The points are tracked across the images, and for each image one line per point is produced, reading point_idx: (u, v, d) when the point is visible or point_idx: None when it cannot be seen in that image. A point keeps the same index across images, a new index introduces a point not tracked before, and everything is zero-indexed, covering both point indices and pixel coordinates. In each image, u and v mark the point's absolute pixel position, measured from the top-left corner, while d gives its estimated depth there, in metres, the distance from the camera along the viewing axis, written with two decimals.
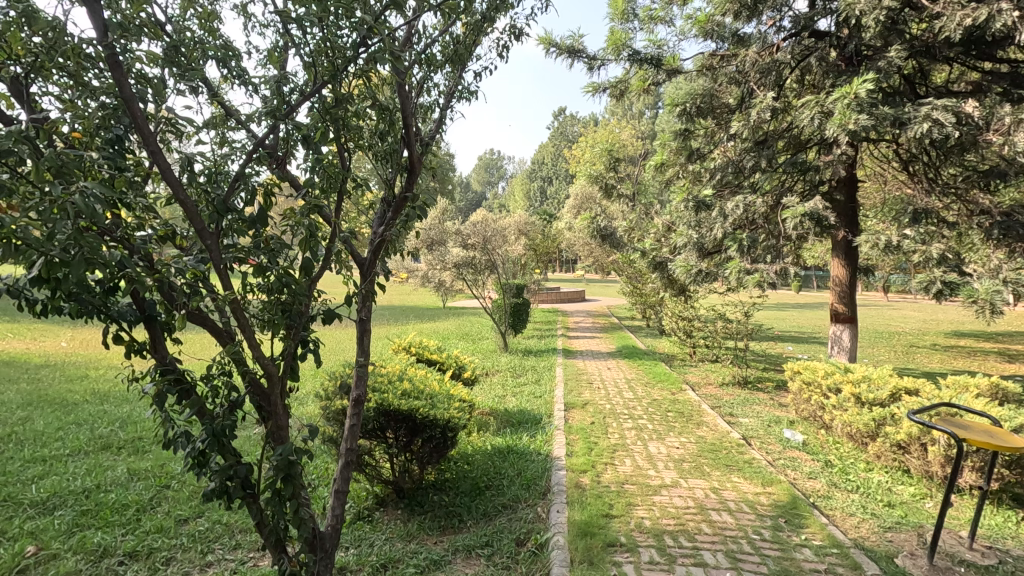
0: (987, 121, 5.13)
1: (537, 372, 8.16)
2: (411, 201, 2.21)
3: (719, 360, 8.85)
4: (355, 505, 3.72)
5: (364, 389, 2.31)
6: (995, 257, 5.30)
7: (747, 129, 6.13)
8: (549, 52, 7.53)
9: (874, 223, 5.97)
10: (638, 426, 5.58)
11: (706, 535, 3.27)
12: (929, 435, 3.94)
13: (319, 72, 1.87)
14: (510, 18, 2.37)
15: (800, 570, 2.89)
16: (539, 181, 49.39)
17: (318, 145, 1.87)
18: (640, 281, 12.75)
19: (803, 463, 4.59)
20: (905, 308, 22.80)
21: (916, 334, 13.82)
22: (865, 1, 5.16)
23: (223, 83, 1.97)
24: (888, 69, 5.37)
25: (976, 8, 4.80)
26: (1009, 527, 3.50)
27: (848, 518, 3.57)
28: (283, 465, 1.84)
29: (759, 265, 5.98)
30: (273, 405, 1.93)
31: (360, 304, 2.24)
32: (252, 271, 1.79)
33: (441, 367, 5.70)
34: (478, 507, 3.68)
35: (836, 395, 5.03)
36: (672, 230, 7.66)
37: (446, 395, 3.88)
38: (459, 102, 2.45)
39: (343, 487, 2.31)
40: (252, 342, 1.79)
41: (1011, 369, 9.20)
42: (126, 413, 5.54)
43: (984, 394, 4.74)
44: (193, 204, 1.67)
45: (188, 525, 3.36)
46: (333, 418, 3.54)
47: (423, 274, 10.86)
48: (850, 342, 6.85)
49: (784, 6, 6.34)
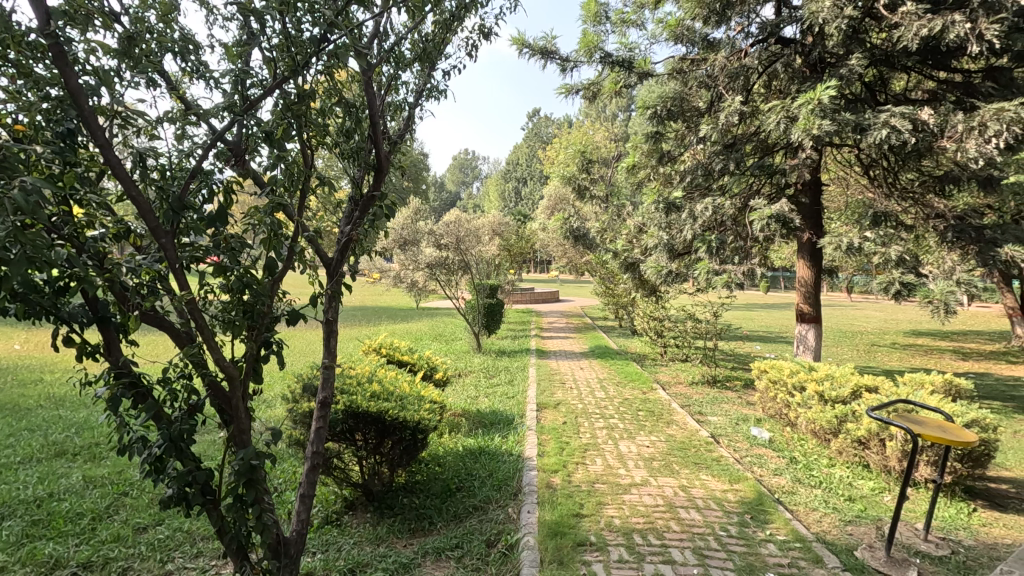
0: (941, 128, 5.33)
1: (510, 373, 8.17)
2: (378, 200, 2.18)
3: (689, 360, 8.99)
4: (324, 509, 3.65)
5: (330, 391, 2.26)
6: (949, 258, 5.53)
7: (716, 132, 6.27)
8: (523, 53, 7.56)
9: (837, 225, 6.13)
10: (609, 425, 5.61)
11: (675, 533, 3.31)
12: (888, 431, 4.08)
13: (282, 67, 1.82)
14: (479, 17, 2.37)
15: (764, 565, 2.95)
16: (514, 182, 49.49)
17: (281, 142, 1.82)
18: (612, 282, 12.84)
19: (769, 460, 4.70)
20: (867, 308, 23.51)
21: (878, 334, 14.23)
22: (827, 10, 5.30)
23: (183, 78, 1.90)
24: (850, 76, 5.52)
25: (932, 19, 4.98)
26: (962, 519, 3.64)
27: (811, 513, 3.67)
28: (245, 470, 1.79)
29: (727, 266, 6.11)
30: (235, 408, 1.88)
31: (327, 303, 2.20)
32: (212, 270, 1.74)
33: (412, 368, 5.66)
34: (449, 509, 3.66)
35: (800, 394, 5.16)
36: (643, 231, 7.77)
37: (417, 396, 3.85)
38: (428, 101, 2.42)
39: (309, 491, 2.26)
40: (212, 344, 1.73)
41: (965, 367, 9.58)
42: (82, 418, 5.34)
43: (938, 391, 4.92)
44: (147, 202, 1.60)
45: (147, 534, 3.25)
46: (301, 420, 3.49)
47: (396, 274, 10.74)
48: (815, 342, 7.02)
49: (752, 12, 6.51)
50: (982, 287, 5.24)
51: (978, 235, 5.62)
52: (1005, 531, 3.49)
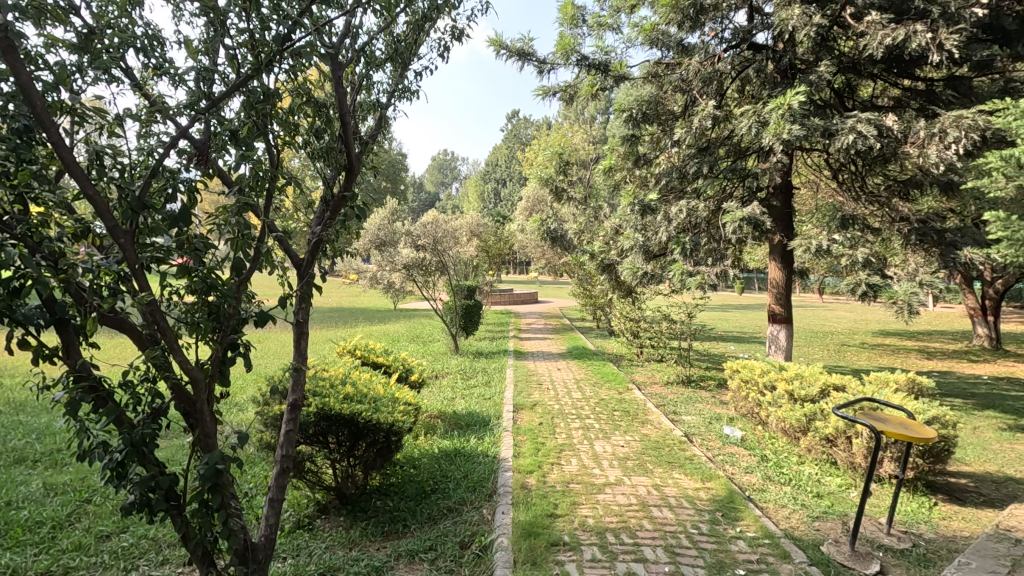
0: (905, 134, 5.49)
1: (487, 374, 8.17)
2: (349, 201, 2.15)
3: (664, 360, 9.11)
4: (295, 513, 3.61)
5: (301, 393, 2.22)
6: (913, 261, 5.70)
7: (690, 135, 6.37)
8: (500, 54, 7.58)
9: (808, 227, 6.27)
10: (585, 425, 5.65)
11: (647, 531, 3.35)
12: (854, 428, 4.19)
13: (248, 65, 1.78)
14: (451, 18, 2.36)
15: (733, 561, 3.00)
16: (493, 183, 49.56)
17: (248, 141, 1.79)
18: (589, 283, 12.93)
19: (741, 458, 4.78)
20: (838, 309, 24.10)
21: (848, 334, 14.59)
22: (797, 18, 5.45)
23: (147, 76, 1.86)
24: (819, 82, 5.67)
25: (895, 29, 5.13)
26: (923, 512, 3.77)
27: (780, 510, 3.75)
28: (210, 475, 1.73)
29: (701, 267, 6.20)
30: (200, 412, 1.83)
31: (297, 305, 2.16)
32: (175, 271, 1.69)
33: (387, 370, 5.62)
34: (423, 510, 3.64)
35: (771, 393, 5.27)
36: (619, 233, 7.86)
37: (391, 398, 3.81)
38: (401, 102, 2.40)
39: (278, 495, 2.21)
40: (176, 346, 1.69)
41: (929, 366, 9.88)
42: (43, 424, 5.17)
43: (902, 389, 5.07)
44: (105, 201, 1.55)
45: (110, 542, 3.17)
46: (272, 423, 3.43)
47: (372, 275, 10.65)
48: (786, 342, 7.15)
49: (725, 18, 6.54)
50: (944, 288, 5.42)
51: (939, 237, 5.83)
52: (963, 524, 3.62)
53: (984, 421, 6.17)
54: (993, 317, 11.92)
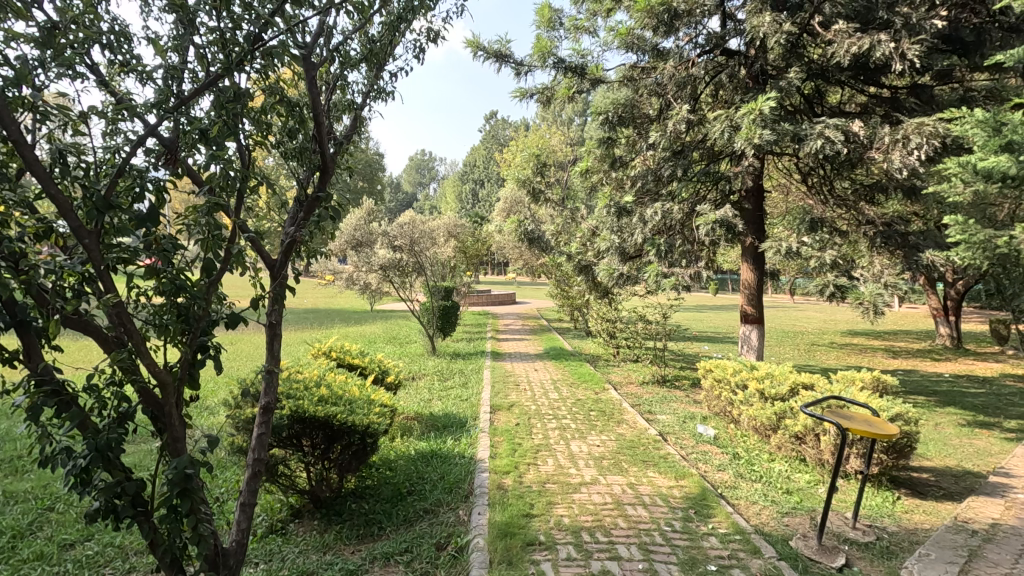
0: (870, 139, 5.67)
1: (464, 375, 8.15)
2: (323, 201, 2.13)
3: (639, 360, 9.22)
4: (268, 517, 3.56)
5: (273, 396, 2.18)
6: (879, 263, 5.87)
7: (664, 138, 6.46)
8: (477, 56, 7.58)
9: (779, 230, 6.42)
10: (561, 425, 5.69)
11: (622, 529, 3.39)
12: (821, 426, 4.31)
13: (217, 63, 1.75)
14: (427, 20, 2.37)
15: (705, 558, 3.06)
16: (471, 184, 49.44)
17: (218, 141, 1.74)
18: (566, 284, 13.00)
19: (714, 456, 4.88)
20: (809, 309, 24.69)
21: (817, 334, 14.96)
22: (767, 25, 5.59)
23: (114, 72, 1.81)
24: (789, 88, 5.80)
25: (861, 38, 5.29)
26: (887, 507, 3.89)
27: (751, 507, 3.83)
28: (178, 480, 1.69)
29: (675, 269, 6.31)
30: (168, 416, 1.79)
31: (269, 307, 2.12)
32: (142, 272, 1.65)
33: (363, 372, 5.57)
34: (399, 513, 3.62)
35: (743, 392, 5.37)
36: (596, 234, 7.95)
37: (366, 399, 3.79)
38: (376, 103, 2.39)
39: (250, 500, 2.17)
40: (143, 348, 1.64)
41: (895, 365, 10.18)
42: (2, 431, 4.99)
43: (867, 387, 5.23)
44: (68, 200, 1.51)
45: (74, 550, 3.08)
46: (244, 427, 3.38)
47: (348, 275, 10.55)
48: (758, 342, 7.29)
49: (699, 24, 6.62)
50: (907, 289, 5.59)
51: (903, 240, 6.03)
52: (925, 517, 3.75)
53: (945, 417, 6.39)
54: (954, 317, 12.33)
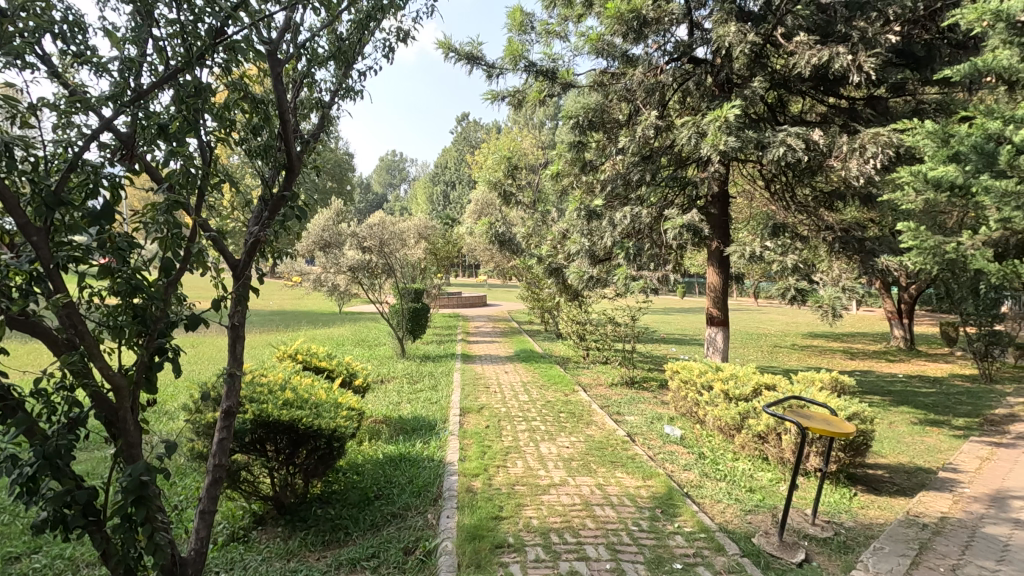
0: (829, 148, 5.86)
1: (434, 378, 8.10)
2: (289, 201, 2.08)
3: (609, 361, 9.32)
4: (230, 525, 3.46)
5: (235, 400, 2.12)
6: (837, 267, 6.07)
7: (633, 143, 6.56)
8: (448, 57, 7.56)
9: (743, 235, 6.58)
10: (531, 428, 5.70)
11: (590, 530, 3.41)
12: (783, 425, 4.43)
13: (178, 57, 1.69)
14: (397, 19, 2.35)
15: (671, 556, 3.11)
16: (443, 185, 49.21)
17: (177, 137, 1.69)
18: (536, 286, 13.06)
19: (680, 456, 4.96)
20: (773, 312, 25.40)
21: (780, 336, 15.40)
22: (733, 35, 5.73)
23: (68, 63, 1.74)
24: (753, 96, 5.97)
25: (821, 50, 5.46)
26: (845, 503, 4.02)
27: (715, 505, 3.91)
28: (133, 487, 1.63)
29: (643, 272, 6.43)
30: (123, 420, 1.72)
31: (232, 308, 2.06)
32: (96, 272, 1.59)
33: (329, 375, 5.47)
34: (366, 517, 3.57)
35: (708, 392, 5.48)
36: (566, 237, 8.01)
37: (333, 402, 3.72)
38: (344, 101, 2.36)
39: (210, 507, 2.11)
40: (96, 351, 1.58)
41: (853, 366, 10.56)
42: None
43: (826, 387, 5.40)
44: (13, 195, 1.44)
45: (19, 564, 2.94)
46: (204, 432, 3.28)
47: (316, 276, 10.36)
48: (723, 344, 7.44)
49: (668, 32, 6.72)
50: (863, 293, 5.80)
51: (860, 245, 6.26)
52: (879, 512, 3.89)
53: (899, 416, 6.65)
54: (907, 319, 12.85)
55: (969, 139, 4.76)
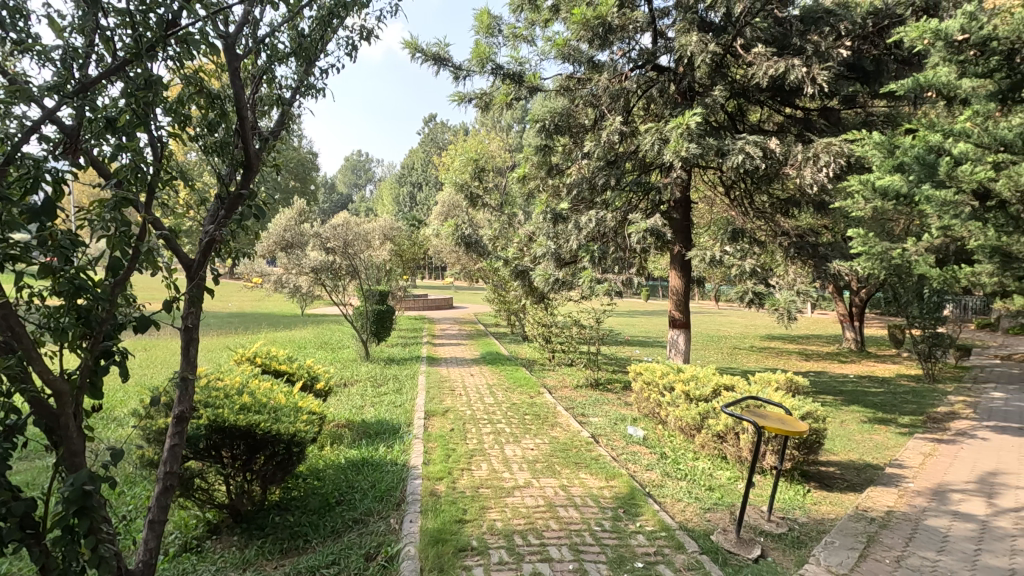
0: (785, 156, 6.06)
1: (398, 381, 8.00)
2: (247, 199, 2.02)
3: (574, 364, 9.40)
4: (182, 535, 3.34)
5: (188, 405, 2.04)
6: (792, 272, 6.29)
7: (599, 148, 6.64)
8: (415, 57, 7.50)
9: (704, 240, 6.74)
10: (496, 430, 5.69)
11: (553, 531, 3.43)
12: (741, 424, 4.56)
13: (127, 48, 1.63)
14: (361, 17, 2.31)
15: (633, 555, 3.15)
16: (409, 186, 48.75)
17: (126, 131, 1.62)
18: (502, 288, 13.08)
19: (642, 456, 5.04)
20: (733, 315, 26.11)
21: (739, 338, 15.85)
22: (694, 44, 5.87)
23: (8, 53, 1.65)
24: (713, 105, 6.13)
25: (777, 62, 5.66)
26: (799, 499, 4.16)
27: (676, 504, 3.98)
28: (76, 497, 1.55)
29: (608, 275, 6.51)
30: (65, 426, 1.63)
31: (185, 309, 1.98)
32: (36, 272, 1.51)
33: (289, 378, 5.34)
34: (327, 524, 3.49)
35: (670, 394, 5.58)
36: (533, 240, 8.05)
37: (293, 407, 3.63)
38: (305, 99, 2.30)
39: (159, 517, 2.02)
40: (36, 354, 1.50)
41: (808, 367, 10.94)
42: None
43: (781, 387, 5.58)
44: None
45: None
46: (155, 438, 3.16)
47: (277, 278, 10.09)
48: (684, 346, 7.59)
49: (632, 39, 6.86)
50: (817, 296, 6.03)
51: (814, 250, 6.49)
52: (830, 508, 4.04)
53: (849, 415, 6.93)
54: (858, 322, 13.39)
55: (913, 150, 5.06)
